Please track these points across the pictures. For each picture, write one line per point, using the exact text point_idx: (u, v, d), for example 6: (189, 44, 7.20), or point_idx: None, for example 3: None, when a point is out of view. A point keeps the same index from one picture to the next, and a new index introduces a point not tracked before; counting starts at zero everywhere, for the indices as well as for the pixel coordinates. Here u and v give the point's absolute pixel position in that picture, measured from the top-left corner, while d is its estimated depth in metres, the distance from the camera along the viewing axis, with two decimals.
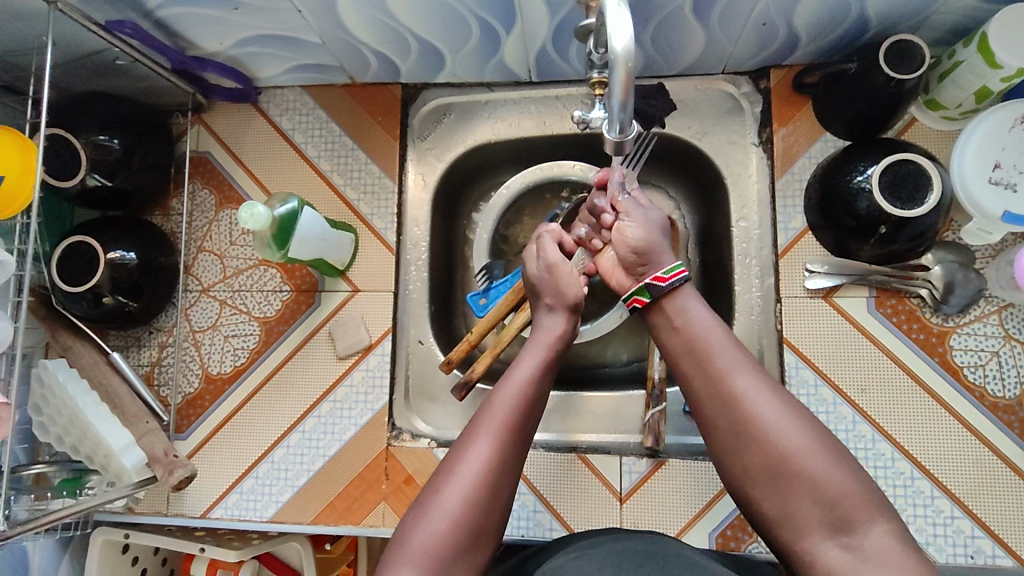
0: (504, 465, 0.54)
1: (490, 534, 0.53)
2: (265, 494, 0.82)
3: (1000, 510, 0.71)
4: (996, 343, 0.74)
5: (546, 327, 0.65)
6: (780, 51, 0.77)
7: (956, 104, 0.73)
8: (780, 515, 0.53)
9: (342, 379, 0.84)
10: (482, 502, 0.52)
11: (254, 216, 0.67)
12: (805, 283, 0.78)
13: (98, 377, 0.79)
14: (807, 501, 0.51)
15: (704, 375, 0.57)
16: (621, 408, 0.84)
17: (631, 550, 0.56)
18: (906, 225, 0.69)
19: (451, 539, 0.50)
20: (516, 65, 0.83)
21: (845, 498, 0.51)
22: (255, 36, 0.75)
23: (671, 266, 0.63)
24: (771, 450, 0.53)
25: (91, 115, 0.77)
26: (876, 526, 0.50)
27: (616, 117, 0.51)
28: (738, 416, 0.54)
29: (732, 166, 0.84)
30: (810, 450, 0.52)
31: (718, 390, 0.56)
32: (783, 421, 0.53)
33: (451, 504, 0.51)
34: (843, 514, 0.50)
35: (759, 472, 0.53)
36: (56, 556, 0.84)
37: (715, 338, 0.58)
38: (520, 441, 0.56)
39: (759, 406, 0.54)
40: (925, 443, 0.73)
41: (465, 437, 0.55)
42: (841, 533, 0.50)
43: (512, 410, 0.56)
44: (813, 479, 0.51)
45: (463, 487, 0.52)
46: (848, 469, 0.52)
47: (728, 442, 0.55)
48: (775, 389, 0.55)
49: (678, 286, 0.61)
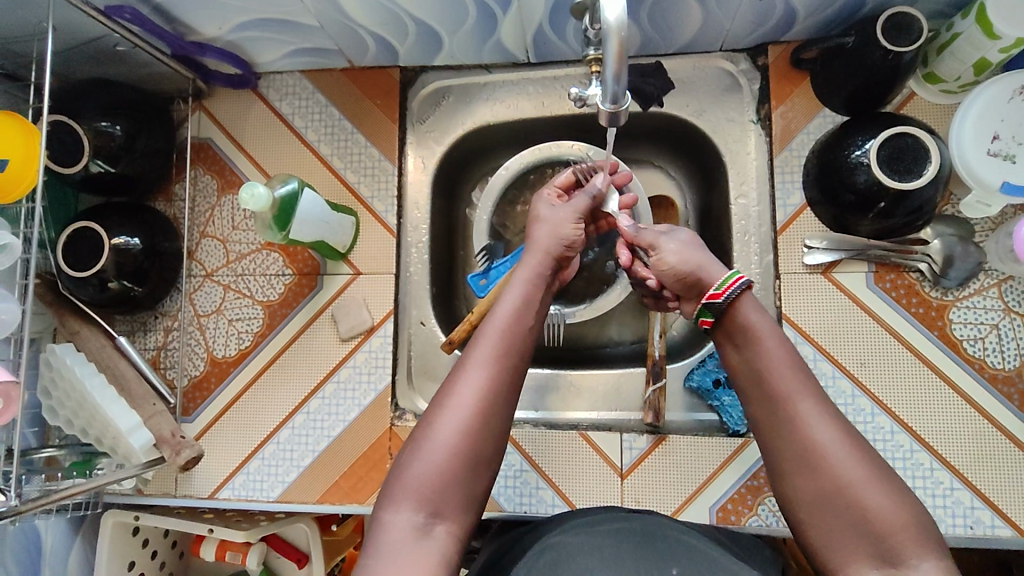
0: (494, 398, 0.57)
1: (485, 464, 0.56)
2: (271, 474, 0.83)
3: (999, 481, 0.71)
4: (996, 316, 0.74)
5: (526, 262, 0.67)
6: (777, 26, 0.77)
7: (956, 76, 0.72)
8: (825, 542, 0.52)
9: (345, 361, 0.85)
10: (473, 434, 0.55)
11: (254, 197, 0.68)
12: (805, 258, 0.78)
13: (106, 361, 0.80)
14: (857, 532, 0.51)
15: (763, 396, 0.57)
16: (622, 385, 0.85)
17: (631, 531, 0.59)
18: (904, 198, 0.69)
19: (447, 470, 0.54)
20: (513, 46, 0.83)
21: (896, 532, 0.50)
22: (254, 20, 0.75)
23: (724, 276, 0.61)
24: (826, 477, 0.52)
25: (92, 102, 0.77)
26: (926, 560, 0.49)
27: (610, 90, 0.52)
28: (796, 440, 0.54)
29: (730, 144, 0.84)
30: (864, 481, 0.52)
31: (778, 412, 0.56)
32: (841, 451, 0.53)
33: (444, 436, 0.55)
34: (893, 548, 0.50)
35: (810, 497, 0.53)
36: (67, 538, 0.86)
37: (778, 359, 0.57)
38: (511, 375, 0.59)
39: (818, 433, 0.53)
40: (924, 416, 0.73)
41: (456, 374, 0.58)
42: (888, 565, 0.50)
43: (499, 345, 0.59)
44: (865, 510, 0.51)
45: (455, 421, 0.56)
46: (901, 501, 0.51)
47: (784, 464, 0.55)
48: (837, 417, 0.55)
49: (734, 300, 0.59)
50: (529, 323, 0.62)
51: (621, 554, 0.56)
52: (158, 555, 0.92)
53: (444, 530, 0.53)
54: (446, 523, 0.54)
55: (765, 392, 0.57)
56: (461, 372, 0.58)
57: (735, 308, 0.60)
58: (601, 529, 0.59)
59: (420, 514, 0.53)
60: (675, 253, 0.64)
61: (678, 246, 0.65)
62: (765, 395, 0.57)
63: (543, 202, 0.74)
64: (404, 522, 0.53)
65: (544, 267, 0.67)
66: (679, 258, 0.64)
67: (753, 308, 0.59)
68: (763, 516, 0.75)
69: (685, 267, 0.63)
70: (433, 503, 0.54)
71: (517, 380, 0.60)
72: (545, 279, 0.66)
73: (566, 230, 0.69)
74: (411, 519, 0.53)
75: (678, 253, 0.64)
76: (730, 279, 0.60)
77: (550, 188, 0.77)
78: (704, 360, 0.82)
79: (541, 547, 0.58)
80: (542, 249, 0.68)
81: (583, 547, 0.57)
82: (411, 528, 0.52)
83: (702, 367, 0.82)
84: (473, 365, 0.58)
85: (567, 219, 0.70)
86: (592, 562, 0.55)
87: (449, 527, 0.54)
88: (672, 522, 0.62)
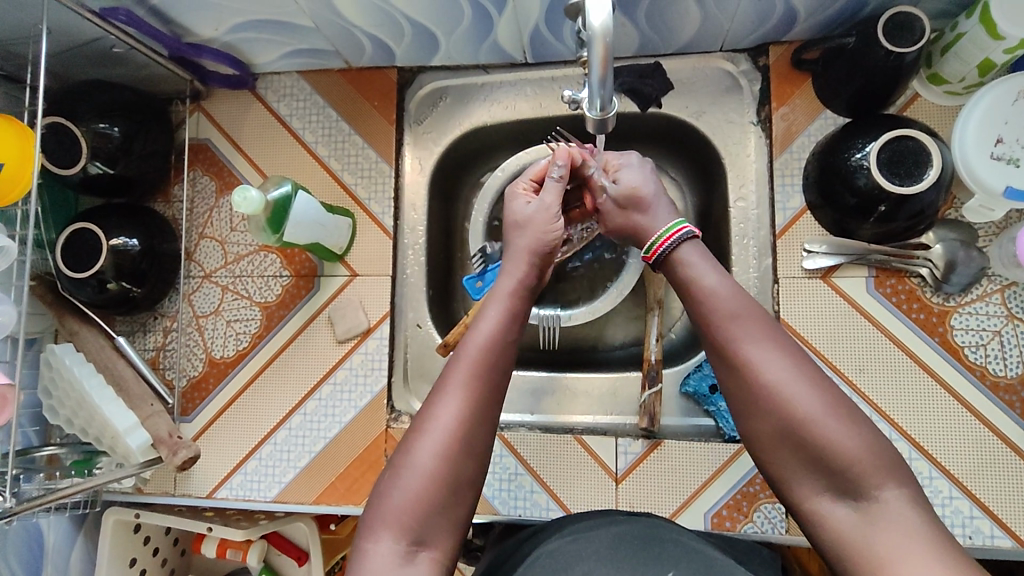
0: (475, 418, 0.56)
1: (468, 485, 0.56)
2: (268, 475, 0.84)
3: (1000, 491, 0.70)
4: (998, 322, 0.72)
5: (506, 276, 0.66)
6: (778, 27, 0.76)
7: (959, 78, 0.71)
8: (787, 479, 0.53)
9: (342, 363, 0.85)
10: (453, 457, 0.55)
11: (247, 200, 0.68)
12: (804, 263, 0.77)
13: (104, 362, 0.80)
14: (816, 467, 0.51)
15: (712, 340, 0.56)
16: (618, 388, 0.85)
17: (628, 535, 0.58)
18: (905, 203, 0.67)
19: (426, 497, 0.54)
20: (510, 46, 0.83)
21: (855, 462, 0.50)
22: (250, 21, 0.75)
23: (659, 232, 0.63)
24: (779, 415, 0.52)
25: (90, 103, 0.78)
26: (888, 489, 0.49)
27: (596, 93, 0.51)
28: (747, 382, 0.54)
29: (730, 145, 0.83)
30: (819, 414, 0.51)
31: (728, 356, 0.55)
32: (793, 386, 0.52)
33: (424, 462, 0.54)
34: (852, 480, 0.50)
35: (768, 438, 0.53)
36: (70, 535, 0.87)
37: (723, 298, 0.57)
38: (491, 389, 0.58)
39: (767, 371, 0.53)
40: (924, 424, 0.72)
41: (434, 397, 0.58)
42: (850, 497, 0.50)
43: (479, 363, 0.58)
44: (823, 443, 0.50)
45: (433, 445, 0.55)
46: (857, 429, 0.51)
47: (740, 406, 0.55)
48: (787, 351, 0.54)
49: (671, 252, 0.62)
50: (511, 335, 0.61)
51: (616, 557, 0.55)
52: (159, 552, 0.93)
53: (427, 556, 0.53)
54: (429, 549, 0.53)
55: (714, 337, 0.56)
56: (439, 396, 0.57)
57: (673, 258, 0.62)
58: (598, 532, 0.59)
59: (403, 542, 0.53)
60: (617, 219, 0.70)
61: (617, 206, 0.70)
62: (713, 337, 0.56)
63: (518, 203, 0.72)
64: (387, 552, 0.52)
65: (526, 279, 0.66)
66: (625, 218, 0.69)
67: (693, 255, 0.61)
68: (758, 522, 0.74)
69: (627, 229, 0.69)
70: (416, 531, 0.53)
71: (499, 397, 0.59)
72: (529, 291, 0.66)
73: (545, 235, 0.69)
74: (393, 548, 0.52)
75: (620, 216, 0.70)
76: (666, 235, 0.63)
77: (520, 184, 0.74)
78: (701, 364, 0.81)
79: (539, 550, 0.58)
80: (526, 256, 0.67)
81: (580, 551, 0.56)
82: (393, 556, 0.52)
83: (698, 371, 0.81)
84: (451, 388, 0.57)
85: (547, 222, 0.69)
86: (592, 564, 0.55)
87: (433, 552, 0.53)
88: (663, 521, 0.61)
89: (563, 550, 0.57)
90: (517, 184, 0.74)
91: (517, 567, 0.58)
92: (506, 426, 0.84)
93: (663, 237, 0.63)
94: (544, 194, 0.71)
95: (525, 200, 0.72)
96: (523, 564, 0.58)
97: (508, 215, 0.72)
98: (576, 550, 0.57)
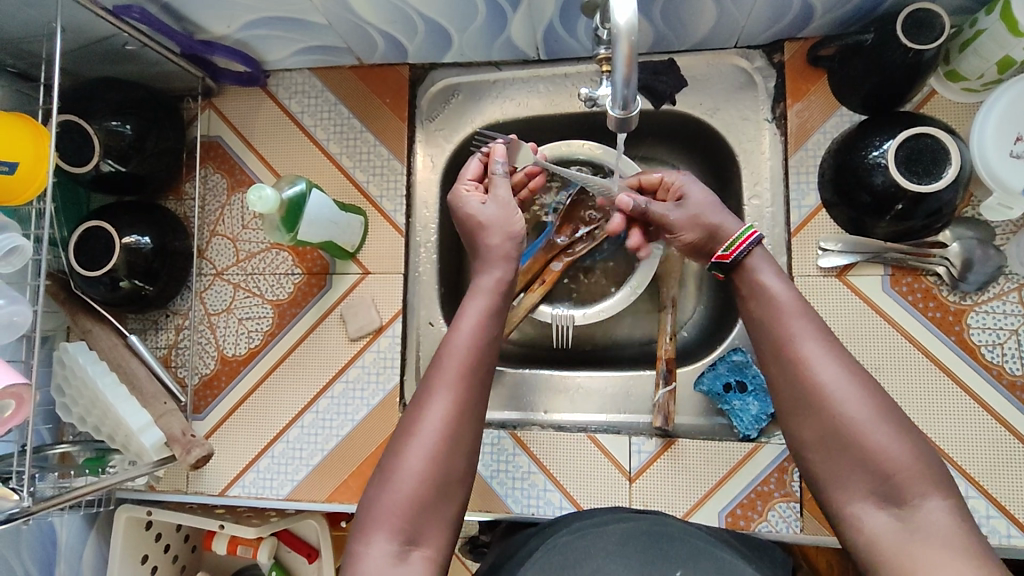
0: (461, 418, 0.57)
1: (457, 483, 0.56)
2: (281, 473, 0.84)
3: (1016, 490, 0.70)
4: (1016, 321, 0.72)
5: (482, 274, 0.66)
6: (794, 23, 0.75)
7: (978, 74, 0.70)
8: (830, 480, 0.53)
9: (354, 361, 0.85)
10: (442, 458, 0.55)
11: (262, 199, 0.67)
12: (818, 261, 0.77)
13: (117, 360, 0.80)
14: (860, 471, 0.51)
15: (770, 342, 0.58)
16: (632, 387, 0.84)
17: (638, 530, 0.58)
18: (923, 201, 0.67)
19: (418, 497, 0.54)
20: (524, 43, 0.82)
21: (900, 470, 0.50)
22: (263, 18, 0.75)
23: (736, 233, 0.63)
24: (830, 415, 0.53)
25: (102, 101, 0.77)
26: (930, 500, 0.49)
27: (619, 93, 0.51)
28: (799, 382, 0.55)
29: (744, 142, 0.83)
30: (870, 420, 0.52)
31: (782, 356, 0.57)
32: (846, 391, 0.53)
33: (416, 464, 0.54)
34: (895, 487, 0.50)
35: (815, 439, 0.54)
36: (82, 532, 0.87)
37: (787, 305, 0.58)
38: (478, 387, 0.59)
39: (823, 374, 0.54)
40: (941, 423, 0.72)
41: (422, 398, 0.58)
42: (891, 504, 0.50)
43: (465, 363, 0.59)
44: (871, 449, 0.51)
45: (423, 446, 0.55)
46: (906, 438, 0.51)
47: (789, 406, 0.56)
48: (843, 358, 0.55)
49: (745, 258, 0.62)
50: (491, 334, 0.62)
51: (628, 553, 0.55)
52: (170, 549, 0.94)
53: (420, 556, 0.53)
54: (422, 549, 0.53)
55: (771, 338, 0.58)
56: (428, 399, 0.57)
57: (746, 266, 0.62)
58: (608, 529, 0.58)
59: (395, 542, 0.52)
60: (689, 225, 0.67)
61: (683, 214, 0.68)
62: (772, 337, 0.58)
63: (473, 203, 0.71)
64: (381, 552, 0.52)
65: (505, 275, 0.66)
66: (693, 231, 0.67)
67: (763, 265, 0.62)
68: (773, 522, 0.74)
69: (701, 237, 0.67)
70: (408, 531, 0.53)
71: (482, 398, 0.59)
72: (507, 287, 0.66)
73: (510, 227, 0.68)
74: (386, 548, 0.52)
75: (691, 223, 0.67)
76: (741, 237, 0.63)
77: (468, 186, 0.72)
78: (715, 363, 0.80)
79: (549, 545, 0.58)
80: (501, 255, 0.67)
81: (590, 548, 0.56)
82: (387, 557, 0.51)
83: (712, 370, 0.79)
84: (439, 389, 0.57)
85: (507, 216, 0.69)
86: (600, 563, 0.54)
87: (426, 551, 0.53)
88: (682, 522, 0.60)
89: (573, 546, 0.57)
90: (462, 187, 0.73)
91: (525, 563, 0.57)
92: (518, 425, 0.84)
93: (738, 239, 0.63)
94: (496, 191, 0.71)
95: (478, 198, 0.71)
96: (531, 558, 0.57)
97: (465, 217, 0.71)
98: (587, 546, 0.57)
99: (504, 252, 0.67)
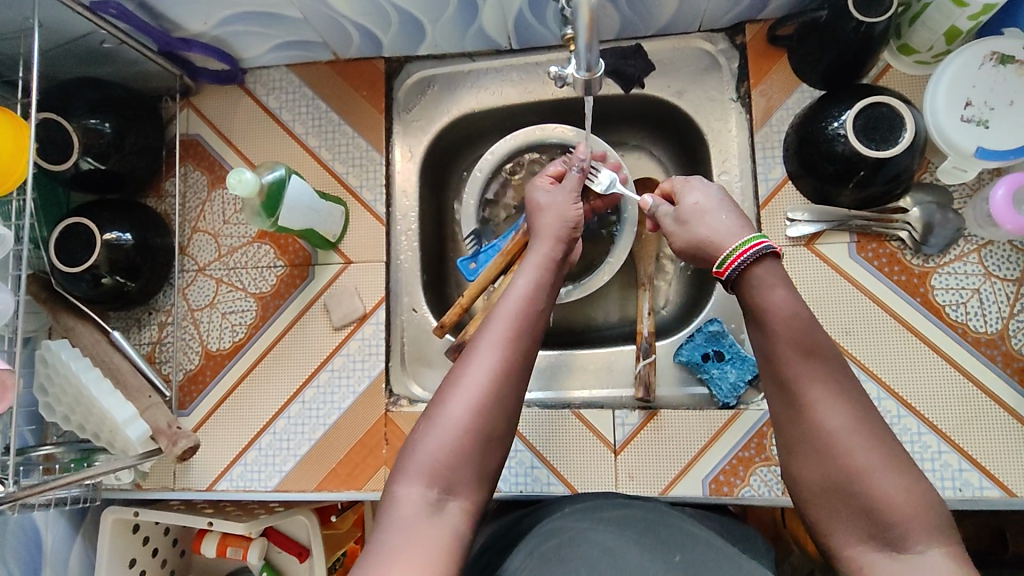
0: (509, 376, 0.57)
1: (497, 441, 0.56)
2: (268, 464, 0.84)
3: (987, 444, 0.72)
4: (976, 281, 0.75)
5: (535, 252, 0.69)
6: (752, 5, 0.79)
7: (928, 46, 0.74)
8: (828, 523, 0.52)
9: (339, 349, 0.86)
10: (486, 411, 0.55)
11: (242, 181, 0.69)
12: (788, 232, 0.79)
13: (101, 356, 0.80)
14: (860, 518, 0.50)
15: (773, 379, 0.55)
16: (613, 363, 0.86)
17: (632, 518, 0.59)
18: (882, 166, 0.70)
19: (459, 446, 0.54)
20: (495, 32, 0.85)
21: (905, 522, 0.48)
22: (238, 13, 0.76)
23: (736, 246, 0.59)
24: (832, 460, 0.51)
25: (81, 99, 0.78)
26: (932, 547, 0.48)
27: (583, 58, 0.54)
28: (804, 425, 0.53)
29: (711, 122, 0.86)
30: (875, 468, 0.50)
31: (788, 396, 0.54)
32: (852, 437, 0.51)
33: (460, 414, 0.54)
34: (896, 536, 0.48)
35: (818, 481, 0.52)
36: (68, 536, 0.86)
37: (789, 346, 0.54)
38: (524, 353, 0.59)
39: (828, 420, 0.52)
40: (911, 379, 0.74)
41: (468, 354, 0.58)
42: (892, 552, 0.49)
43: (513, 327, 0.59)
44: (874, 497, 0.49)
45: (468, 398, 0.55)
46: (912, 487, 0.50)
47: (792, 444, 0.54)
48: (851, 402, 0.53)
49: (744, 271, 0.58)
50: (539, 304, 0.63)
51: (627, 537, 0.56)
52: (159, 552, 0.93)
53: (457, 507, 0.53)
54: (458, 499, 0.53)
55: (777, 376, 0.55)
56: (473, 355, 0.58)
57: (749, 278, 0.58)
58: (609, 512, 0.60)
59: (433, 490, 0.52)
60: (683, 237, 0.65)
61: (677, 222, 0.66)
62: (777, 376, 0.55)
63: (538, 190, 0.76)
64: (417, 499, 0.52)
65: (550, 252, 0.68)
66: (683, 237, 0.66)
67: (771, 277, 0.57)
68: (755, 486, 0.75)
69: (692, 246, 0.64)
70: (446, 480, 0.53)
71: (529, 365, 0.59)
72: (555, 263, 0.68)
73: (566, 214, 0.73)
74: (424, 495, 0.52)
75: (683, 233, 0.65)
76: (742, 250, 0.58)
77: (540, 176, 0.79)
78: (693, 335, 0.83)
79: (546, 529, 0.59)
80: (551, 236, 0.71)
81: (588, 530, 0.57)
82: (424, 503, 0.52)
83: (690, 341, 0.82)
84: (486, 346, 0.58)
85: (566, 204, 0.74)
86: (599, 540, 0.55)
87: (461, 503, 0.53)
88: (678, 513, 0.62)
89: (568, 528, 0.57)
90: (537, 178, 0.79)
91: (519, 542, 0.59)
92: None
93: (737, 251, 0.58)
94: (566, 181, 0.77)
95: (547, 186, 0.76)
96: (529, 535, 0.59)
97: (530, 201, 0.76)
98: (584, 525, 0.58)
99: (558, 238, 0.70)
